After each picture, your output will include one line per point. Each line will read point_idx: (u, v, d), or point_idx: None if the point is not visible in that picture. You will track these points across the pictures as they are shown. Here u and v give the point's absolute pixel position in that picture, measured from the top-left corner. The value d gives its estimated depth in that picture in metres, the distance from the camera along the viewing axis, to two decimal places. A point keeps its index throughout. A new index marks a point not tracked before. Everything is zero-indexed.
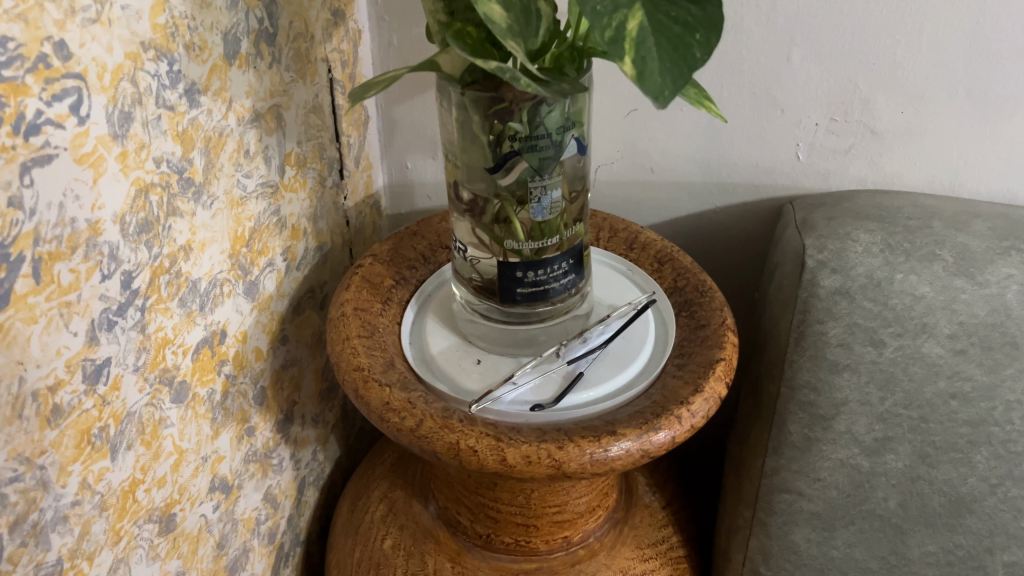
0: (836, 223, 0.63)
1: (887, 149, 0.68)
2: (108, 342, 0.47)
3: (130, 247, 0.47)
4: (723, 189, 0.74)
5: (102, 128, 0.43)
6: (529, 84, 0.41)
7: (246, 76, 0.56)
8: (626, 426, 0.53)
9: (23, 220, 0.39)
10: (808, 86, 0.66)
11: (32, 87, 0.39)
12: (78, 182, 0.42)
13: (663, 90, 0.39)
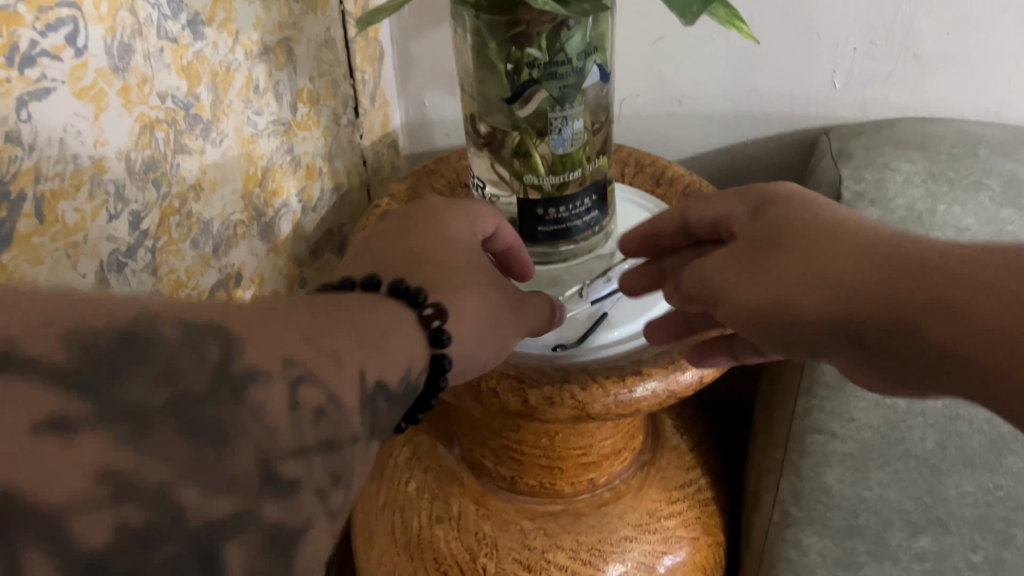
0: (875, 152, 0.58)
1: (930, 74, 0.64)
2: (119, 284, 0.46)
3: (137, 186, 0.46)
4: (754, 121, 0.71)
5: (102, 61, 0.42)
6: (547, 6, 0.41)
7: (253, 8, 0.54)
8: (652, 365, 0.51)
9: (22, 156, 0.38)
10: (846, 8, 0.62)
11: (25, 17, 0.37)
12: (79, 118, 0.41)
13: (690, 6, 0.37)
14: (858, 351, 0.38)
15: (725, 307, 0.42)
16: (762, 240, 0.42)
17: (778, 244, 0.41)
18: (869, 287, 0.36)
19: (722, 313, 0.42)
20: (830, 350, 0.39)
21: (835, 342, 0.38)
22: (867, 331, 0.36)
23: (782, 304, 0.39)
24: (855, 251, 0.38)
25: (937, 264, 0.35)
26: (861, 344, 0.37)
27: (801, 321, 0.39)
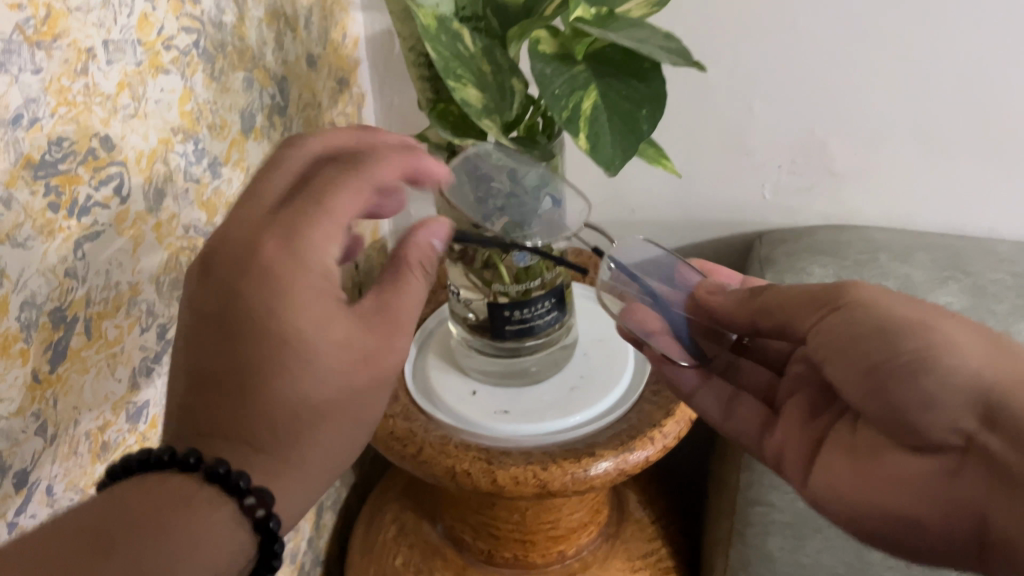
0: (794, 258, 0.68)
1: (846, 188, 0.74)
2: (148, 386, 0.54)
3: (164, 303, 0.54)
4: (699, 226, 0.81)
5: (141, 205, 0.51)
6: (496, 163, 0.54)
7: (261, 146, 0.63)
8: (604, 447, 0.59)
9: (78, 287, 0.46)
10: (769, 134, 0.73)
11: (83, 177, 0.46)
12: (121, 252, 0.50)
13: (613, 160, 0.47)
14: (947, 448, 0.42)
15: (835, 321, 0.46)
16: (931, 303, 0.45)
17: (1007, 344, 0.43)
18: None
19: (815, 335, 0.47)
20: (937, 426, 0.41)
21: (951, 413, 0.41)
22: (951, 398, 0.41)
23: (883, 332, 0.44)
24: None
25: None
26: (986, 425, 0.41)
27: (932, 363, 0.42)
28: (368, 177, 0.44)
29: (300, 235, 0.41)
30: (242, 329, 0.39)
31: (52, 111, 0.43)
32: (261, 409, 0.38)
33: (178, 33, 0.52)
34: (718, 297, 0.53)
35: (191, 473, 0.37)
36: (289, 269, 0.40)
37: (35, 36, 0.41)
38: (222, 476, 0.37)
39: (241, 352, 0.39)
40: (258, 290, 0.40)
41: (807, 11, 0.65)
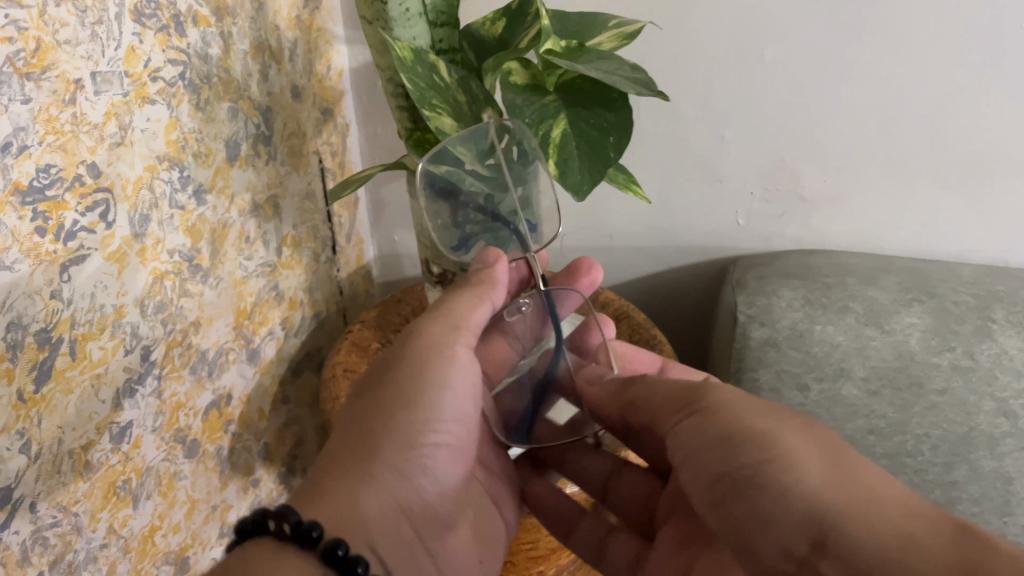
0: (765, 282, 0.70)
1: (816, 214, 0.76)
2: (131, 406, 0.55)
3: (148, 325, 0.56)
4: (677, 251, 0.83)
5: (126, 230, 0.52)
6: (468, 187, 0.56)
7: (246, 174, 0.65)
8: None
9: (63, 308, 0.48)
10: (741, 162, 0.75)
11: (70, 203, 0.47)
12: (106, 275, 0.51)
13: (582, 184, 0.49)
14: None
15: (689, 426, 0.43)
16: (793, 414, 0.41)
17: (847, 461, 0.38)
18: (882, 536, 0.33)
19: (676, 437, 0.44)
20: (771, 550, 0.37)
21: (782, 538, 0.37)
22: (783, 524, 0.36)
23: (726, 444, 0.40)
24: (891, 490, 0.35)
25: (989, 547, 0.31)
26: (812, 552, 0.35)
27: (762, 481, 0.38)
28: (488, 290, 0.53)
29: (424, 352, 0.49)
30: (377, 432, 0.47)
31: (40, 139, 0.45)
32: (376, 498, 0.45)
33: (164, 65, 0.54)
34: (595, 388, 0.53)
35: (308, 546, 0.39)
36: (418, 377, 0.48)
37: (25, 67, 0.43)
38: (342, 556, 0.39)
39: (372, 452, 0.46)
40: (388, 398, 0.47)
41: (774, 43, 0.67)
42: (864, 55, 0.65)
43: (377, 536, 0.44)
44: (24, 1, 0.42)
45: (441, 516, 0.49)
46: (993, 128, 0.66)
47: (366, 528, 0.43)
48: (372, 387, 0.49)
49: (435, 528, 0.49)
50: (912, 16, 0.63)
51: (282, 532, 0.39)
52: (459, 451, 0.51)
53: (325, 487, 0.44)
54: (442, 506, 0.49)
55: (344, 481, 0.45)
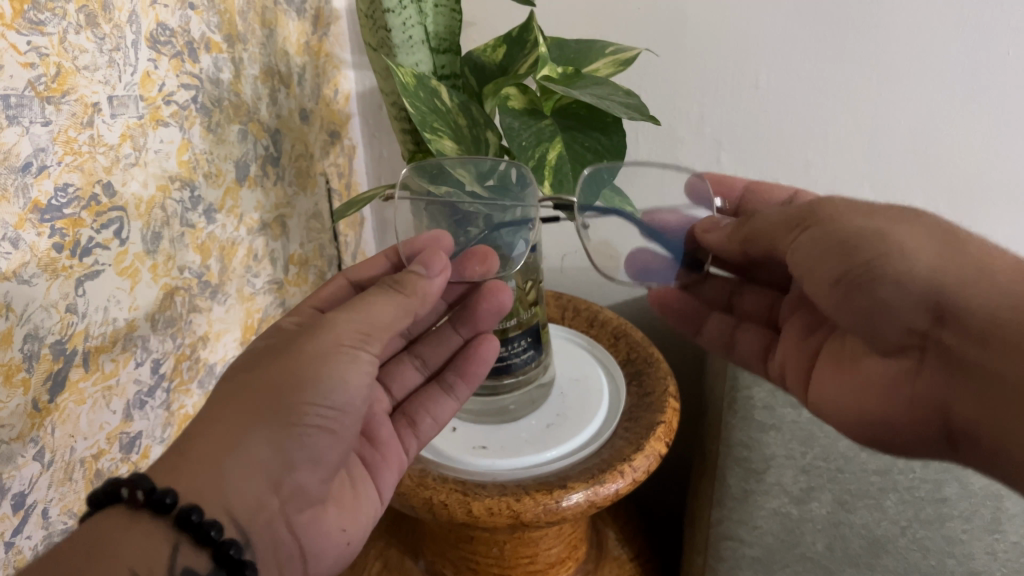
0: None
1: None
2: (141, 417, 0.57)
3: (159, 339, 0.58)
4: None
5: (139, 247, 0.54)
6: (470, 204, 0.57)
7: (255, 194, 0.68)
8: (576, 480, 0.61)
9: (78, 321, 0.50)
10: None
11: (86, 220, 0.49)
12: (119, 290, 0.53)
13: None
14: (908, 349, 0.42)
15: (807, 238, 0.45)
16: (896, 210, 0.43)
17: (962, 238, 0.41)
18: (1005, 302, 0.37)
19: (793, 253, 0.46)
20: (891, 332, 0.42)
21: (903, 318, 0.41)
22: (904, 305, 0.40)
23: (839, 246, 0.43)
24: (1001, 255, 0.39)
25: None
26: (939, 322, 0.39)
27: (879, 274, 0.41)
28: (416, 307, 0.50)
29: (322, 351, 0.46)
30: (263, 406, 0.43)
31: (59, 159, 0.47)
32: (243, 470, 0.42)
33: (178, 89, 0.56)
34: (714, 237, 0.54)
35: (161, 511, 0.39)
36: (317, 366, 0.45)
37: (46, 91, 0.45)
38: (196, 522, 0.39)
39: (254, 419, 0.43)
40: (280, 375, 0.44)
41: (766, 69, 0.69)
42: (855, 84, 0.67)
43: (236, 503, 0.42)
44: (46, 29, 0.45)
45: (310, 493, 0.46)
46: (982, 156, 0.67)
47: (224, 498, 0.41)
48: (269, 360, 0.46)
49: (303, 504, 0.46)
50: (900, 46, 0.65)
51: (134, 500, 0.39)
52: (344, 432, 0.47)
53: (191, 454, 0.41)
54: (312, 484, 0.46)
55: (207, 448, 0.42)
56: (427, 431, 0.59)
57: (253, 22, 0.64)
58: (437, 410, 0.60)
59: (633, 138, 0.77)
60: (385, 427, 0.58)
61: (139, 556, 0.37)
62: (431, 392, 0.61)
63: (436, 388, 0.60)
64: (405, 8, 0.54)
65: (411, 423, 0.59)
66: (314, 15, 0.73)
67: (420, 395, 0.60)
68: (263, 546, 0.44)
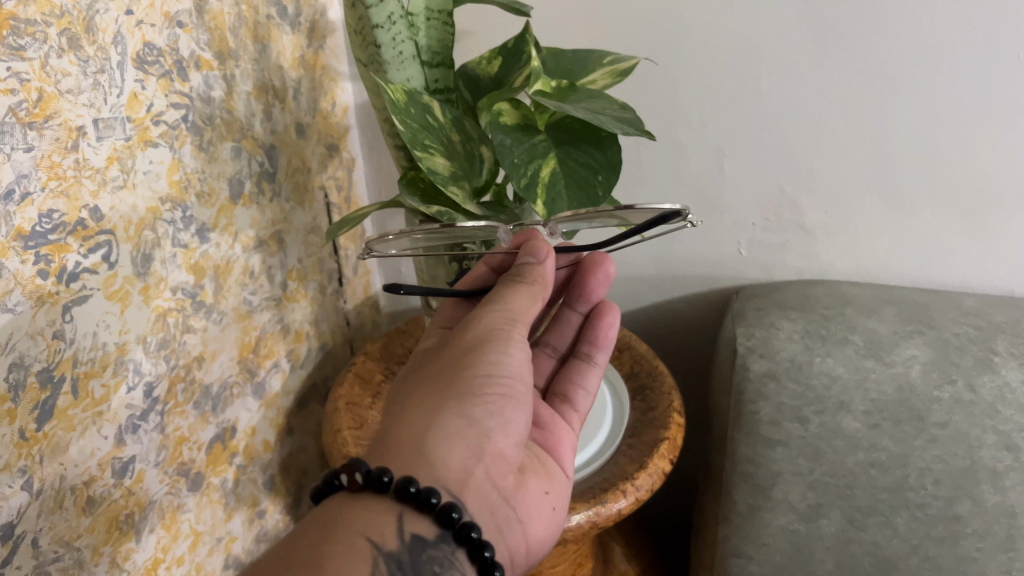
0: (764, 313, 0.70)
1: (819, 244, 0.76)
2: (133, 442, 0.56)
3: (152, 361, 0.57)
4: (679, 281, 0.84)
5: (128, 270, 0.54)
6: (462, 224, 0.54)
7: (250, 211, 0.67)
8: (577, 501, 0.59)
9: (66, 347, 0.49)
10: (740, 192, 0.75)
11: (73, 245, 0.49)
12: (109, 314, 0.52)
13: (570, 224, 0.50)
14: None
15: None
16: None
17: None
18: None
19: None
20: None
21: None
22: None
23: None
24: None
25: None
26: None
27: None
28: (541, 292, 0.52)
29: (478, 341, 0.49)
30: (441, 389, 0.47)
31: (43, 185, 0.46)
32: (445, 444, 0.44)
33: (167, 109, 0.55)
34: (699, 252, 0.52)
35: (381, 490, 0.40)
36: (476, 351, 0.49)
37: (27, 117, 0.45)
38: (414, 491, 0.40)
39: (441, 395, 0.47)
40: (457, 363, 0.49)
41: (769, 75, 0.67)
42: (862, 90, 0.66)
43: (447, 472, 0.43)
44: (27, 53, 0.44)
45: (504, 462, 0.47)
46: (992, 161, 0.65)
47: (435, 469, 0.43)
48: (442, 362, 0.50)
49: (503, 473, 0.47)
50: (906, 50, 0.62)
51: (353, 483, 0.41)
52: (520, 399, 0.49)
53: (395, 440, 0.44)
54: (506, 454, 0.47)
55: (407, 440, 0.44)
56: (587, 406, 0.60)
57: (245, 38, 0.63)
58: (585, 381, 0.60)
59: (635, 147, 0.76)
60: (546, 411, 0.58)
61: (369, 534, 0.39)
62: (575, 369, 0.62)
63: (576, 362, 0.61)
64: (394, 23, 0.53)
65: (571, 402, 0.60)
66: (310, 28, 0.72)
67: (564, 374, 0.61)
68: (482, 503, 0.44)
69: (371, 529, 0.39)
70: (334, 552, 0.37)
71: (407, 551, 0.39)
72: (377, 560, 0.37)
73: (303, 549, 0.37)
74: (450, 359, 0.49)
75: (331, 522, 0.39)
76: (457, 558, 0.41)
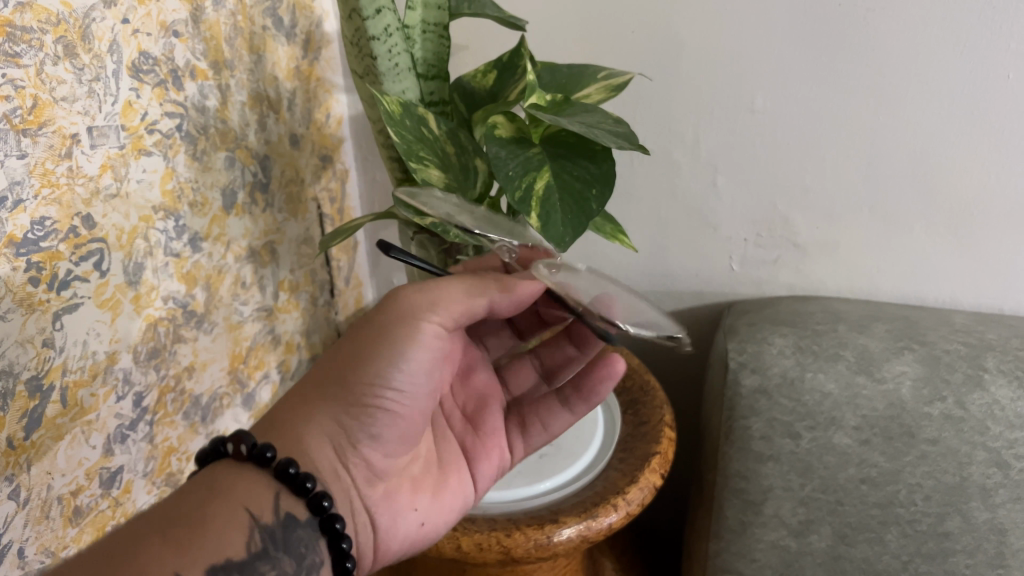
0: (756, 329, 0.69)
1: (810, 260, 0.76)
2: (122, 452, 0.56)
3: (141, 371, 0.57)
4: (671, 295, 0.84)
5: (120, 279, 0.53)
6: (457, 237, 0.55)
7: (242, 221, 0.67)
8: (568, 515, 0.59)
9: (55, 356, 0.49)
10: (732, 208, 0.75)
11: (65, 253, 0.48)
12: (99, 323, 0.52)
13: (564, 238, 0.50)
14: None
15: None
16: None
17: None
18: None
19: None
20: None
21: None
22: None
23: None
24: None
25: None
26: None
27: None
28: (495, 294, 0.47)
29: (385, 337, 0.46)
30: (338, 376, 0.47)
31: (36, 193, 0.46)
32: (322, 439, 0.46)
33: (162, 117, 0.55)
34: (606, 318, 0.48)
35: (263, 464, 0.43)
36: (376, 347, 0.46)
37: (22, 123, 0.45)
38: (293, 473, 0.43)
39: (337, 384, 0.46)
40: (357, 350, 0.47)
41: (763, 92, 0.68)
42: (854, 109, 0.66)
43: (320, 464, 0.46)
44: (22, 60, 0.44)
45: (377, 470, 0.49)
46: (982, 181, 0.65)
47: (306, 458, 0.45)
48: (352, 334, 0.48)
49: (381, 478, 0.49)
50: (899, 71, 0.63)
51: (238, 453, 0.43)
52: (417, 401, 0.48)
53: (284, 420, 0.47)
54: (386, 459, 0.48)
55: (285, 417, 0.47)
56: (536, 443, 0.59)
57: (241, 48, 0.63)
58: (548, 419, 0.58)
59: (628, 162, 0.77)
60: (497, 421, 0.58)
61: (248, 505, 0.41)
62: (549, 406, 0.59)
63: (552, 398, 0.59)
64: (391, 35, 0.53)
65: (520, 426, 0.59)
66: (305, 40, 0.72)
67: (536, 403, 0.59)
68: (338, 504, 0.46)
69: (251, 501, 0.41)
70: (212, 522, 0.39)
71: (280, 526, 0.41)
72: (252, 532, 0.40)
73: (183, 513, 0.39)
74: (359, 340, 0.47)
75: (209, 488, 0.41)
76: (317, 545, 0.43)
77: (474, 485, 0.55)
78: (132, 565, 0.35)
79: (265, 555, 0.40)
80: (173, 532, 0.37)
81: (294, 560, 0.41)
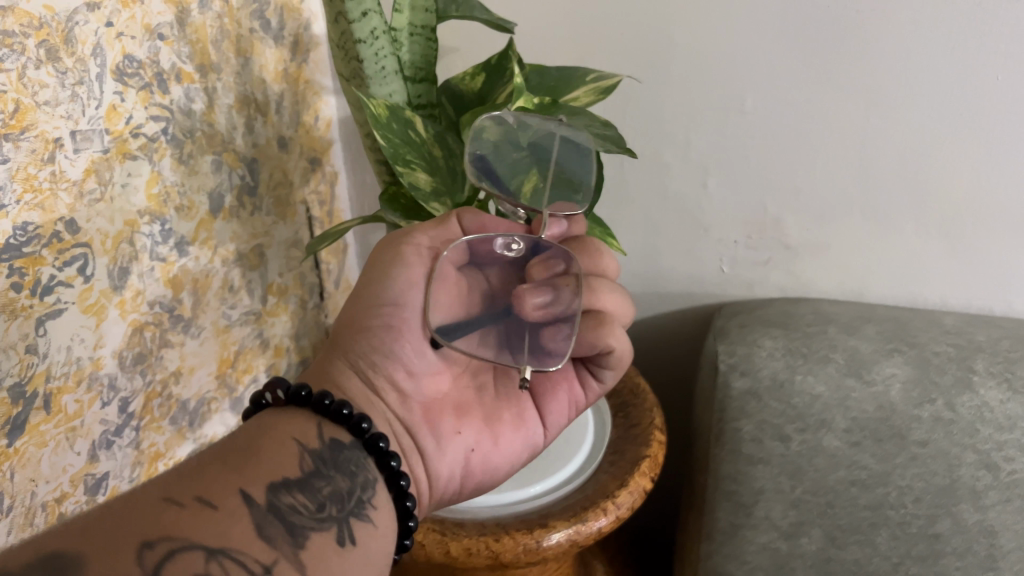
0: (746, 330, 0.70)
1: (801, 262, 0.76)
2: (107, 458, 0.56)
3: (127, 377, 0.56)
4: (662, 297, 0.84)
5: (104, 284, 0.53)
6: None
7: (230, 225, 0.66)
8: (557, 518, 0.58)
9: (38, 362, 0.48)
10: (723, 210, 0.75)
11: (48, 259, 0.48)
12: (83, 329, 0.52)
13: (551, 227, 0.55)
14: None
15: None
16: None
17: None
18: None
19: None
20: None
21: None
22: None
23: None
24: None
25: None
26: None
27: None
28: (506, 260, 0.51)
29: (388, 267, 0.49)
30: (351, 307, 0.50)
31: (18, 198, 0.46)
32: (353, 369, 0.47)
33: (146, 121, 0.55)
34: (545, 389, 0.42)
35: (299, 403, 0.42)
36: (386, 276, 0.49)
37: (3, 128, 0.44)
38: (327, 403, 0.42)
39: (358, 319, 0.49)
40: (370, 282, 0.50)
41: (752, 93, 0.68)
42: (845, 110, 0.66)
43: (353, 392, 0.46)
44: (4, 65, 0.43)
45: (413, 393, 0.48)
46: (972, 182, 0.65)
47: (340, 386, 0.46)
48: (368, 276, 0.50)
49: (424, 408, 0.48)
50: (888, 71, 0.63)
51: (275, 399, 0.43)
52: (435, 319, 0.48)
53: (319, 362, 0.49)
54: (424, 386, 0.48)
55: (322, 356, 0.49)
56: (610, 380, 0.53)
57: (228, 51, 0.63)
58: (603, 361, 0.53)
59: (618, 164, 0.76)
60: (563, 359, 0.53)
61: (296, 436, 0.40)
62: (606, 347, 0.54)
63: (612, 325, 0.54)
64: (377, 38, 0.53)
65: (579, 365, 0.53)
66: (293, 42, 0.72)
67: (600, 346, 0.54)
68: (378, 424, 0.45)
69: (296, 432, 0.41)
70: (265, 452, 0.39)
71: (328, 449, 0.41)
72: (303, 457, 0.39)
73: (235, 446, 0.39)
74: (372, 277, 0.50)
75: (256, 428, 0.41)
76: (366, 466, 0.42)
77: (539, 420, 0.51)
78: (193, 488, 0.35)
79: (319, 474, 0.39)
80: (229, 459, 0.37)
81: (346, 477, 0.40)
